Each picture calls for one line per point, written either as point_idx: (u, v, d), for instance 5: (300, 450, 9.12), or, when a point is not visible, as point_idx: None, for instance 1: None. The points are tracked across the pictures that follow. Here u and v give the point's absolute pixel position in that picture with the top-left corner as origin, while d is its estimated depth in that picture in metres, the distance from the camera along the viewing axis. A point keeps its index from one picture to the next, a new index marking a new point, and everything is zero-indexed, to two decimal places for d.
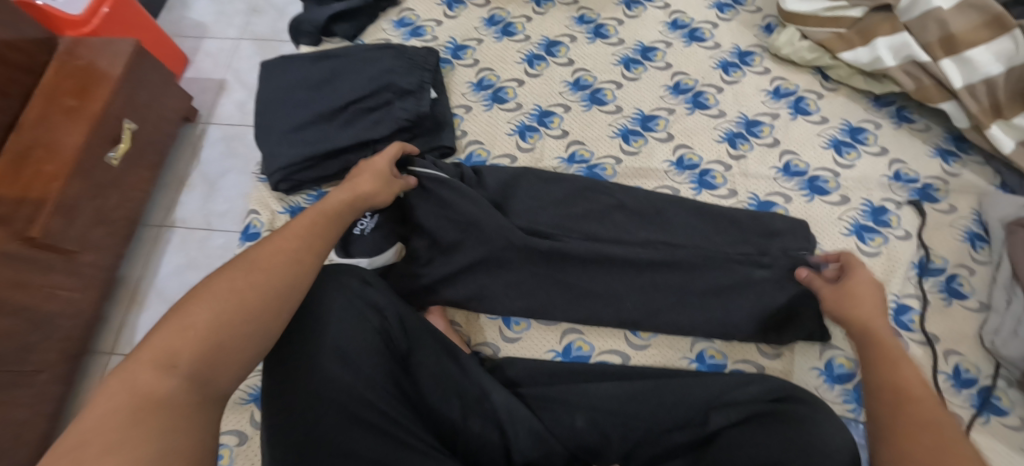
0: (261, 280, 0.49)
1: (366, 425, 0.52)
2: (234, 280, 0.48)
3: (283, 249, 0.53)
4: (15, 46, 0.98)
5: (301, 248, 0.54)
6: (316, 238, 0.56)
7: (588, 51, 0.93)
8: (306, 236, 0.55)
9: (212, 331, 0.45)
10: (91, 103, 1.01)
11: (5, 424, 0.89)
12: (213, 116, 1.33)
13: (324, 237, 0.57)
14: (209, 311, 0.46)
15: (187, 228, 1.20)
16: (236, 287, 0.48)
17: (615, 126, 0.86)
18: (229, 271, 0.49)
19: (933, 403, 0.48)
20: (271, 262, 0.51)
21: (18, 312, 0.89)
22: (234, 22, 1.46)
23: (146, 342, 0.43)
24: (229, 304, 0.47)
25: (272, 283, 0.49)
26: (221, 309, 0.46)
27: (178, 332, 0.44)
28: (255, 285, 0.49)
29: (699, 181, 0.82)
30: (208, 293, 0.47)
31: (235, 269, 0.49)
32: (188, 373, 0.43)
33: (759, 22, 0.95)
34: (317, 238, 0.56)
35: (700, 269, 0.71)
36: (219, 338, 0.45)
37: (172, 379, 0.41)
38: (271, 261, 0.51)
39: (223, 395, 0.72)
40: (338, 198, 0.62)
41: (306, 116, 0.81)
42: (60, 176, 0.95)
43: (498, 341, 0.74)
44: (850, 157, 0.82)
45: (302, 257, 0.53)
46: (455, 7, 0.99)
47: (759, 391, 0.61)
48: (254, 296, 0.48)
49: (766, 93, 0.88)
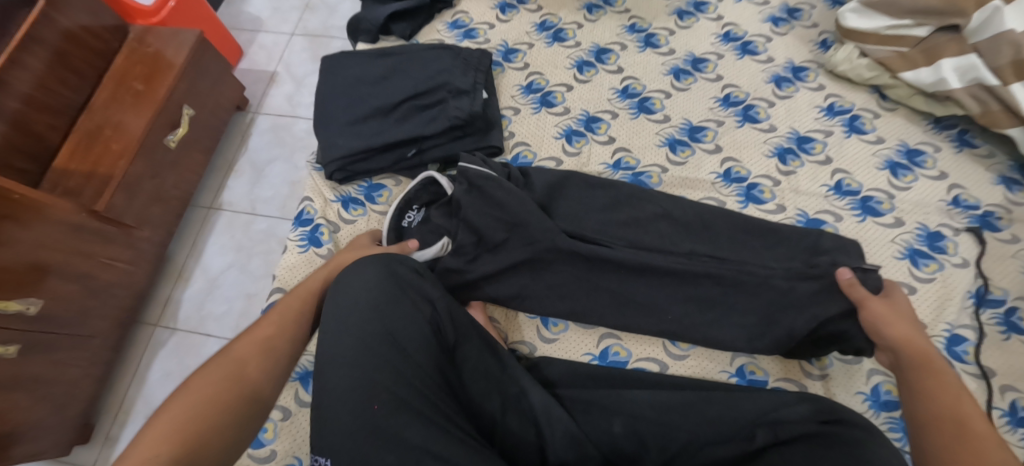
0: (216, 399, 0.50)
1: (413, 413, 0.54)
2: (212, 375, 0.52)
3: (258, 341, 0.56)
4: (93, 32, 1.04)
5: (285, 329, 0.58)
6: (273, 344, 0.57)
7: (638, 59, 0.93)
8: (282, 323, 0.59)
9: (202, 416, 0.49)
10: (157, 88, 1.07)
11: (57, 386, 0.93)
12: (265, 107, 1.38)
13: (292, 327, 0.59)
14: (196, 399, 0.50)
15: (233, 212, 1.24)
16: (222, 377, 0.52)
17: (662, 135, 0.86)
18: (215, 362, 0.54)
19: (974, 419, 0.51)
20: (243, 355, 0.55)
21: (78, 280, 0.93)
22: (290, 18, 1.51)
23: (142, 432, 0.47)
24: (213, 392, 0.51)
25: (253, 369, 0.54)
26: (192, 410, 0.49)
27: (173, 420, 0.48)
28: (222, 387, 0.51)
29: (746, 195, 0.80)
30: (195, 385, 0.51)
31: (220, 359, 0.54)
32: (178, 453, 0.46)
33: (814, 38, 0.93)
34: (300, 318, 0.61)
35: (749, 283, 0.69)
36: (206, 421, 0.49)
37: None
38: (224, 378, 0.52)
39: None
40: (317, 276, 0.66)
41: (363, 110, 0.84)
42: (125, 155, 1.01)
43: (535, 340, 0.75)
44: (906, 179, 0.80)
45: (286, 339, 0.58)
46: (507, 11, 1.01)
47: (795, 416, 0.59)
48: (210, 417, 0.49)
49: (820, 109, 0.86)
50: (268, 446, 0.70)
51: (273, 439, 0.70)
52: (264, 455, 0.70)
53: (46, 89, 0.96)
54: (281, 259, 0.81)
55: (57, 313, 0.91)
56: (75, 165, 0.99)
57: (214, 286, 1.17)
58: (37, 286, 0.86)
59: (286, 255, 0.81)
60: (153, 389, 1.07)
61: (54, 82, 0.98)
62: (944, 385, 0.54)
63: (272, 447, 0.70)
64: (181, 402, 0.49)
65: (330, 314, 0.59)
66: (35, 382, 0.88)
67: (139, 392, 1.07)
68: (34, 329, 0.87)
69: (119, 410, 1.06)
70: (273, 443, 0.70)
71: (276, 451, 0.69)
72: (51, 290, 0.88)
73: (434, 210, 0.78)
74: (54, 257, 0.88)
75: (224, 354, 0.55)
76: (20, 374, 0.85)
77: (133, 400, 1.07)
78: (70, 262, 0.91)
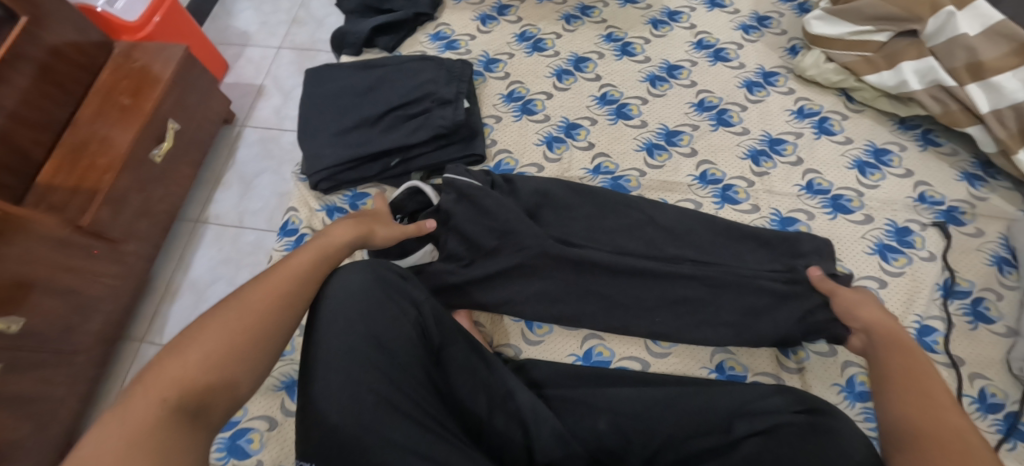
0: (230, 352, 0.49)
1: (401, 414, 0.55)
2: (223, 321, 0.50)
3: (272, 291, 0.54)
4: (79, 47, 1.05)
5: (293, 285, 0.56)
6: (288, 299, 0.55)
7: (615, 67, 0.96)
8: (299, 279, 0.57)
9: (212, 364, 0.48)
10: (144, 102, 1.07)
11: (41, 403, 0.92)
12: (250, 120, 1.38)
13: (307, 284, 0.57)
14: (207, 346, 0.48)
15: (220, 225, 1.25)
16: (234, 326, 0.50)
17: (641, 139, 0.89)
18: (228, 306, 0.52)
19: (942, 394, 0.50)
20: (258, 303, 0.53)
21: (62, 296, 0.93)
22: (274, 32, 1.53)
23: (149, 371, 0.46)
24: (228, 341, 0.49)
25: (267, 319, 0.52)
26: (202, 357, 0.48)
27: (181, 365, 0.47)
28: (231, 336, 0.50)
29: (722, 196, 0.83)
30: (205, 330, 0.49)
31: (232, 304, 0.52)
32: (183, 400, 0.45)
33: (784, 44, 0.97)
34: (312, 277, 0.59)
35: (727, 281, 0.71)
36: (215, 371, 0.48)
37: (159, 413, 0.43)
38: (242, 328, 0.50)
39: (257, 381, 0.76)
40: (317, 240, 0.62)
41: (350, 120, 0.85)
42: (111, 169, 1.01)
43: (521, 343, 0.76)
44: (874, 178, 0.83)
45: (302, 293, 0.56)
46: (488, 23, 1.04)
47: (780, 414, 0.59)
48: (224, 370, 0.48)
49: (791, 112, 0.90)
50: (254, 455, 0.70)
51: (260, 449, 0.71)
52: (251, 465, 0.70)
53: (30, 105, 0.96)
54: None
55: (40, 330, 0.90)
56: (59, 180, 0.99)
57: (200, 300, 1.16)
58: (20, 304, 0.85)
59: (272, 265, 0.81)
60: None
61: (39, 97, 0.98)
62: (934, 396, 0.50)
63: (259, 457, 0.70)
64: (193, 353, 0.48)
65: (317, 319, 0.59)
66: (17, 400, 0.87)
67: None
68: (17, 346, 0.86)
69: None
70: (259, 453, 0.71)
71: (263, 461, 0.70)
72: (34, 307, 0.88)
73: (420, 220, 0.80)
74: (37, 273, 0.87)
75: (238, 299, 0.52)
76: (1, 392, 0.84)
77: None
78: (55, 278, 0.91)
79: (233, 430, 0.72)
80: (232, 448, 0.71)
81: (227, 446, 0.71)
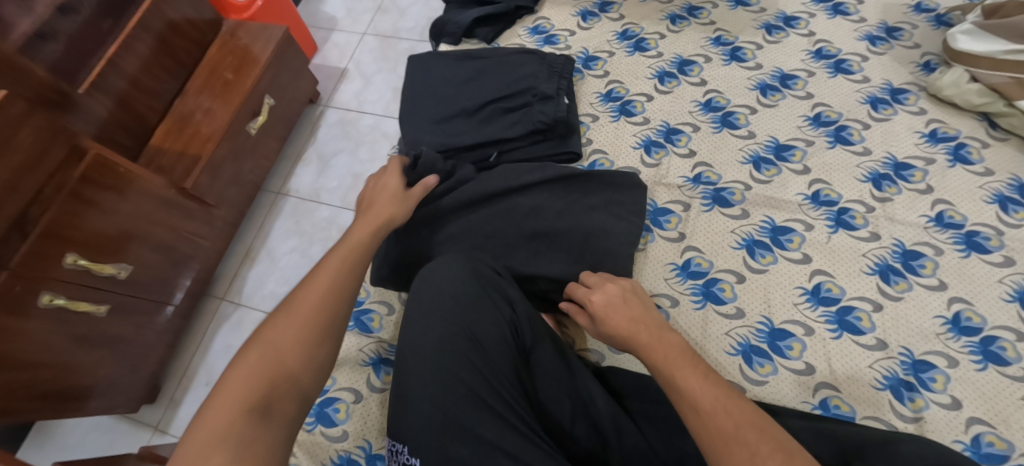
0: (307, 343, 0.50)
1: (489, 411, 0.55)
2: (299, 311, 0.52)
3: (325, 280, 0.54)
4: (194, 24, 1.10)
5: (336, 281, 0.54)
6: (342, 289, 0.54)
7: (722, 73, 0.91)
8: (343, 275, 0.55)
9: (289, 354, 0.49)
10: (245, 79, 1.12)
11: (133, 347, 0.97)
12: (335, 100, 1.42)
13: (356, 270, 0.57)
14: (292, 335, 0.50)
15: (299, 198, 1.28)
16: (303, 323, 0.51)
17: (747, 151, 0.83)
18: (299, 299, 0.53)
19: (714, 398, 0.48)
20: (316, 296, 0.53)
21: (160, 250, 0.97)
22: (363, 17, 1.55)
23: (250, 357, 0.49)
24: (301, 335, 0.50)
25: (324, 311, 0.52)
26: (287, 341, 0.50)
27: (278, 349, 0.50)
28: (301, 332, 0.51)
29: (836, 219, 0.76)
30: (287, 326, 0.51)
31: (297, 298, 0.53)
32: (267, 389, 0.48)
33: (916, 59, 0.87)
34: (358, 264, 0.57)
35: (741, 296, 0.73)
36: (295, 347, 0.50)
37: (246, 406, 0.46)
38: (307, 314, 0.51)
39: (347, 354, 0.76)
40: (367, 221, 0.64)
41: (450, 110, 0.88)
42: (212, 138, 1.06)
43: (604, 349, 0.75)
44: (1017, 216, 0.73)
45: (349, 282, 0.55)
46: (588, 19, 1.01)
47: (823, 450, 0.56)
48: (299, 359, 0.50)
49: (921, 135, 0.81)
50: (339, 424, 0.70)
51: (346, 420, 0.71)
52: (337, 435, 0.70)
53: (149, 74, 1.02)
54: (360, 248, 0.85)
55: (142, 277, 0.95)
56: (168, 144, 1.05)
57: (278, 267, 1.20)
58: (125, 253, 0.90)
59: None
60: (216, 359, 1.11)
61: (156, 67, 1.03)
62: (733, 405, 0.47)
63: (345, 428, 0.70)
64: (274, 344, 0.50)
65: (416, 307, 0.62)
66: (115, 340, 0.93)
67: (202, 360, 1.12)
68: (121, 290, 0.91)
69: (183, 376, 1.10)
70: (345, 424, 0.70)
71: (349, 431, 0.70)
72: (137, 256, 0.93)
73: (470, 228, 0.77)
74: (138, 225, 0.91)
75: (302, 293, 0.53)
76: (105, 330, 0.90)
77: (197, 367, 1.11)
78: (155, 231, 0.95)
79: (321, 397, 0.72)
80: (320, 415, 0.71)
81: (315, 412, 0.71)
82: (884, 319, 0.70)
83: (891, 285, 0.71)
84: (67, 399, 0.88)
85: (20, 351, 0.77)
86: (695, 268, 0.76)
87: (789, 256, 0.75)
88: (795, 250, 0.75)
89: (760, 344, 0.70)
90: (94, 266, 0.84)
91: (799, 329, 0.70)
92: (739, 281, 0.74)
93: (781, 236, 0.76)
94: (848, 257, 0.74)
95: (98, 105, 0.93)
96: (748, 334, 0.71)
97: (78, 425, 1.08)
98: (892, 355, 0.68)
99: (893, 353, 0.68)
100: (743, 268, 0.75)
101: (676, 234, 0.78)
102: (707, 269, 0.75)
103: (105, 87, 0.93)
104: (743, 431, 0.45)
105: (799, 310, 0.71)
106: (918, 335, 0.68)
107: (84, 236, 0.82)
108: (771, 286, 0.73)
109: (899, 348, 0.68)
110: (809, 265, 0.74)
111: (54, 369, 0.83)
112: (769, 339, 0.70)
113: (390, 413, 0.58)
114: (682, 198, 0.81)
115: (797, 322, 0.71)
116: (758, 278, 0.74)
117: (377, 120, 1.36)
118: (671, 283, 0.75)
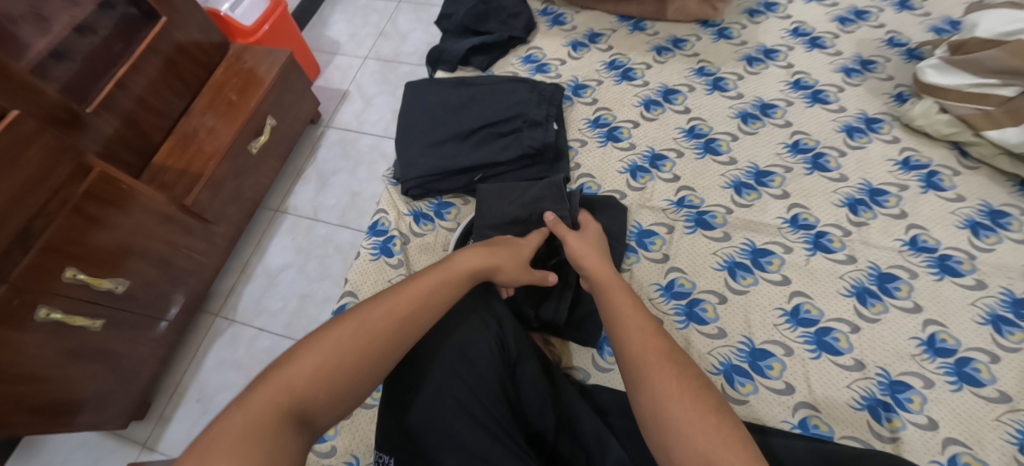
0: (347, 374, 0.50)
1: (473, 421, 0.55)
2: (337, 346, 0.51)
3: (389, 317, 0.54)
4: (201, 47, 1.12)
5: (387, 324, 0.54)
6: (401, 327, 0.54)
7: (705, 101, 0.94)
8: (392, 318, 0.54)
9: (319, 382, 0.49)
10: (248, 99, 1.14)
11: (126, 361, 0.97)
12: (334, 121, 1.45)
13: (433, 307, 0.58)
14: (323, 371, 0.49)
15: (297, 216, 1.30)
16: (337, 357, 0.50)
17: (728, 177, 0.86)
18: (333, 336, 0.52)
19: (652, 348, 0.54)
20: (362, 340, 0.52)
21: (159, 265, 0.98)
22: (364, 43, 1.60)
23: (271, 383, 0.48)
24: (330, 366, 0.50)
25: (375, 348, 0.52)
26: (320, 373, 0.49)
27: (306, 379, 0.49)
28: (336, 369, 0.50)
29: (814, 243, 0.79)
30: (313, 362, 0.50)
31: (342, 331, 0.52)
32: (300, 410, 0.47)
33: (889, 90, 0.91)
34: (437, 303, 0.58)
35: (724, 317, 0.75)
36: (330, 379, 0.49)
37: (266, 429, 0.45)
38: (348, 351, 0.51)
39: None
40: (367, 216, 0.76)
41: (443, 134, 0.91)
42: (215, 156, 1.07)
43: (590, 368, 0.75)
44: (988, 240, 0.75)
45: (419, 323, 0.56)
46: (579, 49, 1.05)
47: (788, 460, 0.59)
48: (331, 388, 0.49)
49: (895, 163, 0.84)
50: (328, 441, 0.71)
51: (334, 436, 0.71)
52: (326, 450, 0.71)
53: (156, 95, 1.04)
54: (354, 265, 0.87)
55: (139, 292, 0.96)
56: (171, 162, 1.06)
57: (274, 282, 1.21)
58: (123, 267, 0.91)
59: (358, 261, 0.87)
60: (208, 374, 1.11)
61: (164, 88, 1.06)
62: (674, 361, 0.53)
63: (333, 443, 0.71)
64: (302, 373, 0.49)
65: None
66: (109, 354, 0.93)
67: (195, 376, 1.11)
68: (118, 305, 0.92)
69: (175, 391, 1.10)
70: (333, 439, 0.71)
71: (337, 447, 0.70)
72: (133, 270, 0.93)
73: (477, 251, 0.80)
74: (137, 241, 0.92)
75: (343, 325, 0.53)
76: (98, 343, 0.90)
77: (189, 383, 1.11)
78: (153, 247, 0.96)
79: None
80: None
81: None
82: (862, 340, 0.71)
83: (867, 307, 0.73)
84: (57, 412, 0.87)
85: (16, 364, 0.78)
86: (678, 288, 0.78)
87: (769, 278, 0.77)
88: (775, 272, 0.77)
89: (741, 364, 0.71)
90: (92, 280, 0.86)
91: (779, 349, 0.72)
92: (721, 302, 0.76)
93: (761, 258, 0.78)
94: (826, 279, 0.76)
95: (104, 123, 0.94)
96: (730, 354, 0.72)
97: (67, 440, 1.07)
98: (869, 375, 0.69)
99: (870, 374, 0.69)
100: (724, 289, 0.77)
101: (660, 255, 0.81)
102: (690, 289, 0.77)
103: (113, 105, 0.95)
104: (674, 379, 0.50)
105: (779, 331, 0.73)
106: (894, 356, 0.70)
107: (83, 250, 0.83)
108: (753, 307, 0.75)
109: (876, 368, 0.69)
110: (788, 286, 0.76)
111: (48, 383, 0.84)
112: (750, 359, 0.72)
113: (377, 424, 0.59)
114: (666, 220, 0.84)
115: (779, 341, 0.72)
116: (740, 300, 0.76)
117: (376, 142, 1.39)
118: (655, 304, 0.77)
